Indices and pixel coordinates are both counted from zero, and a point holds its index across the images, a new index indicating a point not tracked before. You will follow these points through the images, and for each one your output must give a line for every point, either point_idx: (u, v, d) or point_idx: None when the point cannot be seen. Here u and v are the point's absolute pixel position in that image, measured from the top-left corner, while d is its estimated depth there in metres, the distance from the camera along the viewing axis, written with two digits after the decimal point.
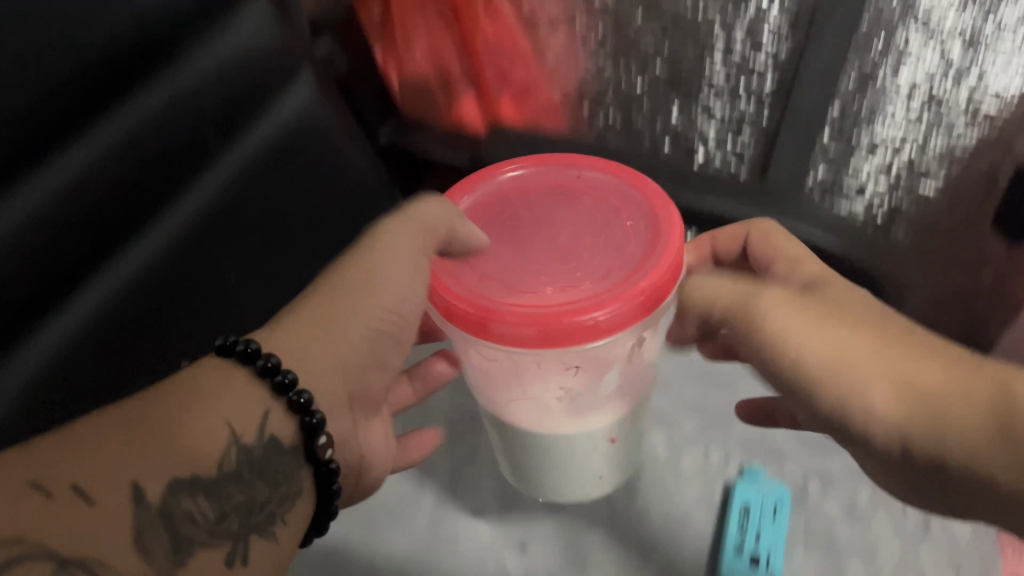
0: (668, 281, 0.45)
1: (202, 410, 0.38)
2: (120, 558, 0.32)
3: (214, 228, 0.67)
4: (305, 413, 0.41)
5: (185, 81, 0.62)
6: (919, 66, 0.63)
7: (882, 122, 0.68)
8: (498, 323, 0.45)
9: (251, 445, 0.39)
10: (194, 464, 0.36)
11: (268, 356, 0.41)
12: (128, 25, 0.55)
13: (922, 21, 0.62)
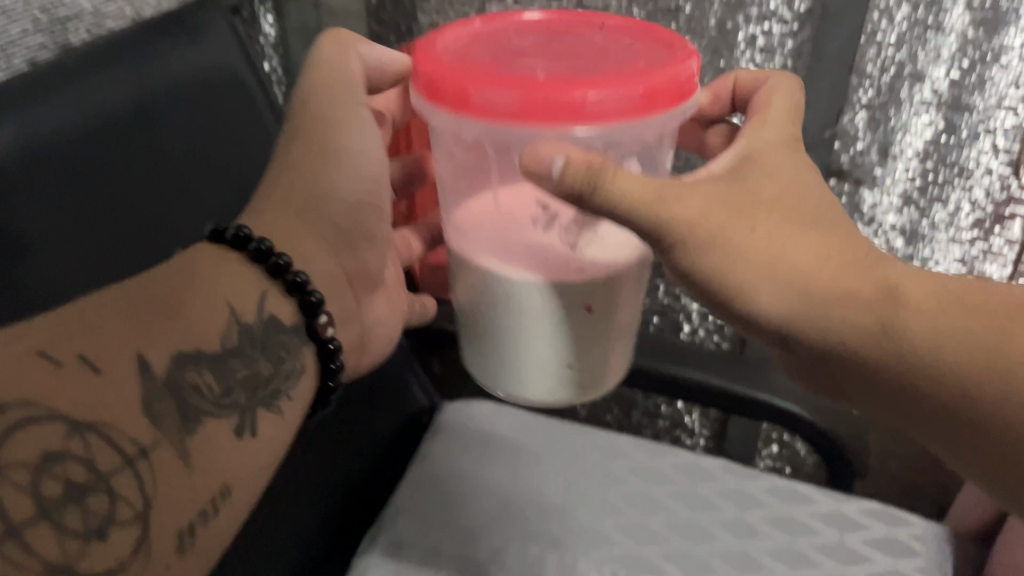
0: (678, 75, 0.38)
1: (207, 290, 0.39)
2: (129, 426, 0.33)
3: (163, 184, 0.51)
4: (306, 294, 0.43)
5: (248, 122, 0.59)
6: (906, 175, 0.66)
7: (921, 158, 0.65)
8: (472, 98, 0.37)
9: (253, 325, 0.40)
10: (198, 341, 0.37)
11: (261, 238, 0.42)
12: (137, 47, 0.51)
13: (903, 135, 0.65)
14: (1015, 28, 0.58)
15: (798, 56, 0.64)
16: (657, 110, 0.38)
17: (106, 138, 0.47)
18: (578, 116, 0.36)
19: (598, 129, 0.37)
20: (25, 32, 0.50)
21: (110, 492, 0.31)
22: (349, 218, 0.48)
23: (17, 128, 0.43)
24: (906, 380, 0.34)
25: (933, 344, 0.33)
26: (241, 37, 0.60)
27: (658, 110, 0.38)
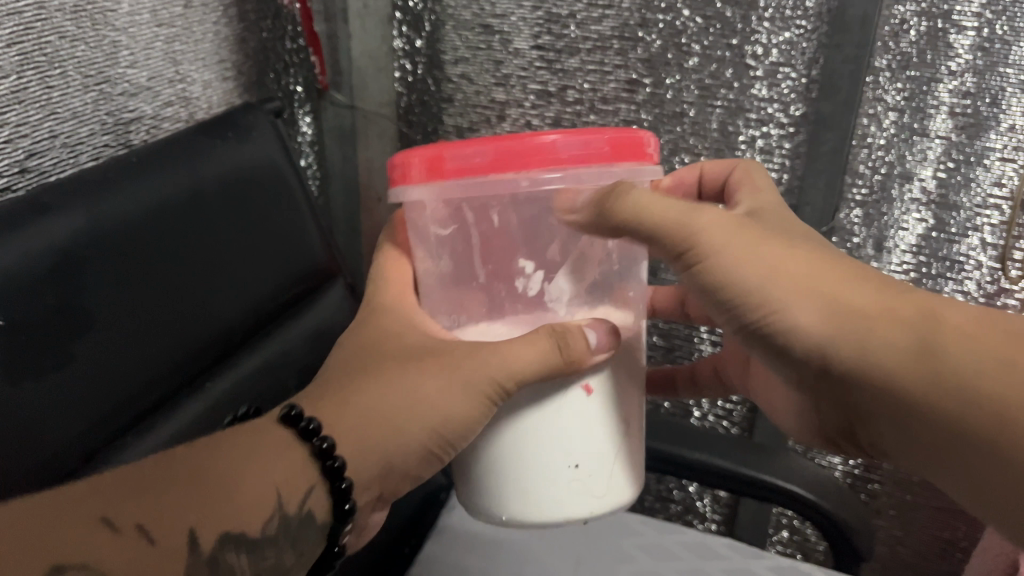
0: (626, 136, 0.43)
1: (265, 475, 0.40)
2: None
3: (211, 259, 0.56)
4: (342, 499, 0.42)
5: (285, 213, 0.64)
6: (901, 268, 0.70)
7: (913, 237, 0.68)
8: (455, 161, 0.42)
9: (292, 514, 0.41)
10: (242, 524, 0.38)
11: (325, 436, 0.41)
12: (198, 143, 0.58)
13: (897, 231, 0.69)
14: (995, 133, 0.63)
15: (795, 156, 0.69)
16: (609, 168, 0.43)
17: (158, 225, 0.52)
18: (544, 159, 0.41)
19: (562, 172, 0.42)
20: (93, 132, 0.56)
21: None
22: (436, 442, 0.44)
23: (87, 217, 0.48)
24: (930, 418, 0.35)
25: (977, 375, 0.34)
26: (282, 136, 0.66)
27: (614, 167, 0.43)
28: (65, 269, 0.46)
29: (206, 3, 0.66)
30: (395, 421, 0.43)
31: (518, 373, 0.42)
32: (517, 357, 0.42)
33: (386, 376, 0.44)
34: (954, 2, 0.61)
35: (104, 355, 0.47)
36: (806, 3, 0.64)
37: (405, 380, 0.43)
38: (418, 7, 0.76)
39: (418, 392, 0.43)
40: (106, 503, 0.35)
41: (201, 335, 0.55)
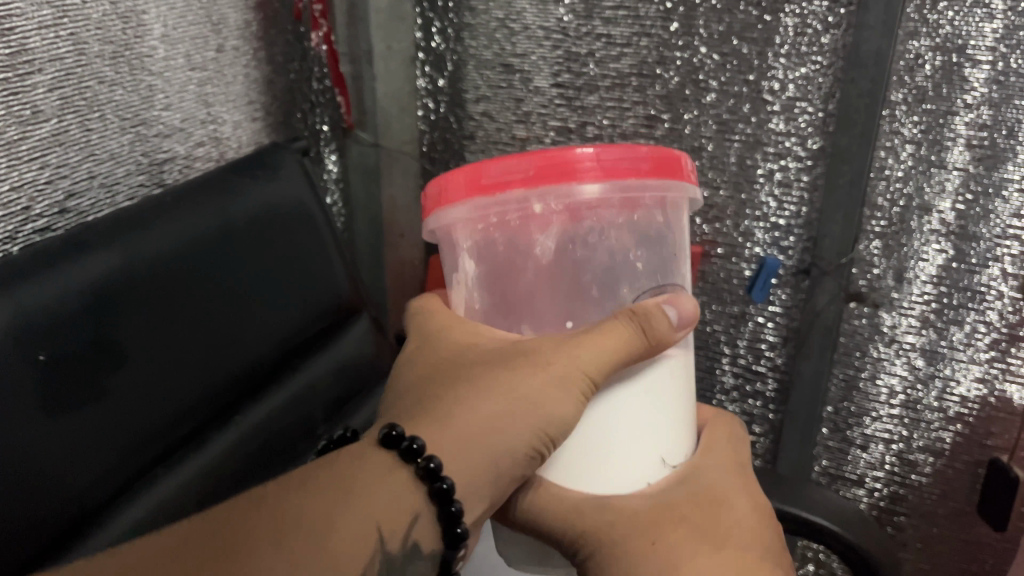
0: (631, 150, 0.43)
1: (348, 517, 0.39)
2: None
3: (234, 301, 0.57)
4: (451, 522, 0.41)
5: (313, 248, 0.65)
6: (922, 299, 0.70)
7: (931, 266, 0.68)
8: (442, 193, 0.46)
9: (395, 549, 0.40)
10: (339, 566, 0.38)
11: (428, 454, 0.41)
12: (224, 187, 0.59)
13: (917, 262, 0.69)
14: (1013, 164, 0.63)
15: (813, 189, 0.70)
16: (617, 183, 0.43)
17: (191, 260, 0.54)
18: (548, 178, 0.42)
19: (578, 187, 0.43)
20: (129, 173, 0.58)
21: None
22: (540, 446, 0.43)
23: (118, 258, 0.49)
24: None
25: None
26: (309, 174, 0.68)
27: (622, 179, 0.43)
28: (93, 308, 0.46)
29: (237, 47, 0.69)
30: (496, 428, 0.43)
31: (608, 359, 0.42)
32: (603, 345, 0.42)
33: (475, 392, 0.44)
34: (968, 37, 0.62)
35: (128, 397, 0.48)
36: (821, 40, 0.65)
37: (490, 391, 0.44)
38: (439, 48, 0.79)
39: (504, 397, 0.43)
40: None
41: (230, 369, 0.56)
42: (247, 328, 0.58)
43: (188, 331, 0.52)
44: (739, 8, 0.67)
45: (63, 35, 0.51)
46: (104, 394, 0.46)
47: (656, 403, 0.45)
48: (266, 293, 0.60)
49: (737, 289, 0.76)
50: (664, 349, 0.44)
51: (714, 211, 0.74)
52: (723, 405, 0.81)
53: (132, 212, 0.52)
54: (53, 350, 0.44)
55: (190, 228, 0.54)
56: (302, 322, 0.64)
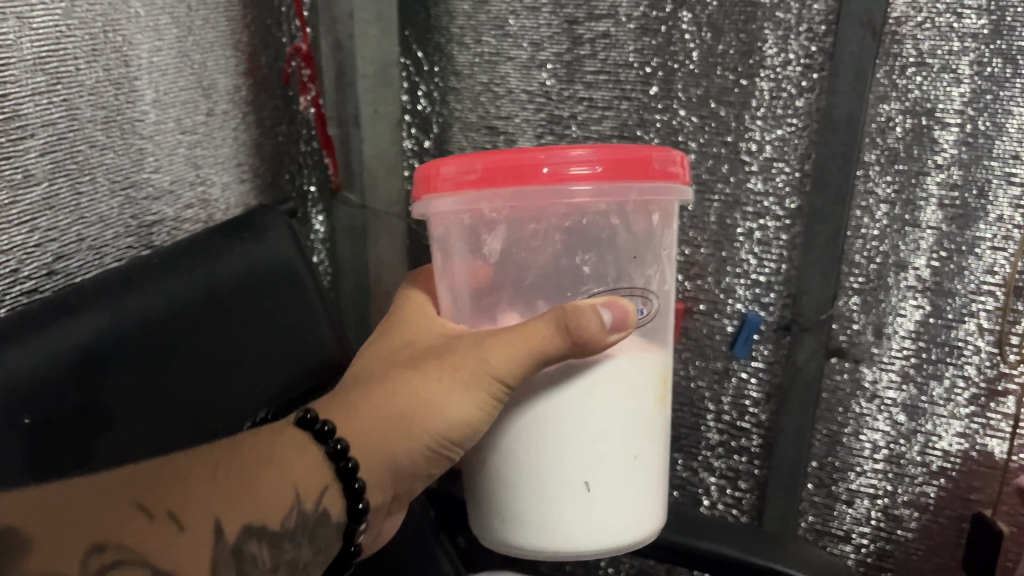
0: (653, 153, 0.45)
1: (278, 478, 0.45)
2: None
3: (216, 363, 0.57)
4: (355, 498, 0.48)
5: (300, 308, 0.66)
6: (901, 354, 0.71)
7: (908, 322, 0.70)
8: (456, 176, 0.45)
9: (309, 511, 0.46)
10: (265, 514, 0.44)
11: (338, 438, 0.47)
12: (209, 250, 0.59)
13: (895, 317, 0.70)
14: (984, 223, 0.65)
15: (792, 247, 0.71)
16: (633, 182, 0.44)
17: (180, 322, 0.54)
18: (579, 177, 0.43)
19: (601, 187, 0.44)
20: (118, 235, 0.59)
21: None
22: (438, 445, 0.48)
23: (105, 321, 0.49)
24: None
25: None
26: (297, 236, 0.69)
27: (644, 184, 0.45)
28: (77, 369, 0.46)
29: (227, 111, 0.70)
30: (400, 424, 0.48)
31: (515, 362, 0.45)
32: (511, 345, 0.45)
33: (396, 385, 0.49)
34: (937, 101, 0.64)
35: (111, 461, 0.47)
36: (796, 103, 0.68)
37: (412, 387, 0.48)
38: (427, 110, 0.81)
39: (417, 393, 0.48)
40: (57, 555, 0.36)
41: (216, 429, 0.56)
42: (231, 391, 0.58)
43: (170, 394, 0.52)
44: (716, 73, 0.70)
45: (56, 102, 0.52)
46: (84, 458, 0.46)
47: (600, 406, 0.47)
48: (249, 357, 0.60)
49: (720, 345, 0.77)
50: (593, 349, 0.44)
51: (696, 269, 0.76)
52: (709, 461, 0.81)
53: (115, 278, 0.52)
54: (37, 413, 0.44)
55: (174, 291, 0.55)
56: (288, 386, 0.64)
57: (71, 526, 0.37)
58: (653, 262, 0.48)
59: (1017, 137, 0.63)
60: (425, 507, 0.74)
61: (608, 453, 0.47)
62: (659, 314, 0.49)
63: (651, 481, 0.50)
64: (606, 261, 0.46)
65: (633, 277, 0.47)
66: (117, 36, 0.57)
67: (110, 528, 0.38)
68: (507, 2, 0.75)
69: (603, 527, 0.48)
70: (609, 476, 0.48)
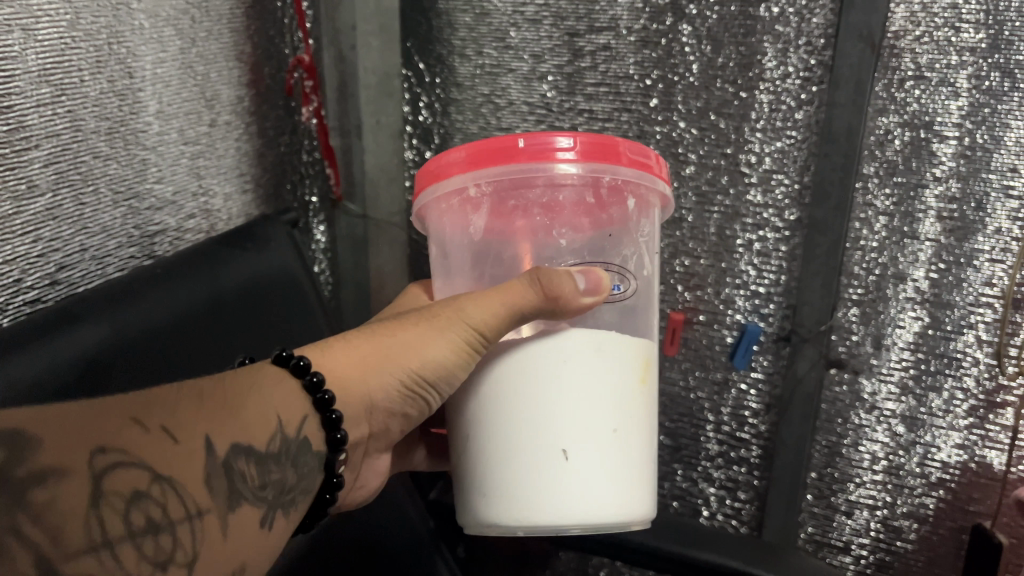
0: (624, 142, 0.46)
1: (260, 403, 0.43)
2: (195, 494, 0.38)
3: (217, 371, 0.57)
4: (332, 428, 0.47)
5: (302, 319, 0.66)
6: (900, 365, 0.71)
7: (907, 333, 0.70)
8: (445, 165, 0.47)
9: (291, 436, 0.44)
10: (251, 434, 0.42)
11: (315, 372, 0.46)
12: (208, 255, 0.60)
13: (894, 329, 0.70)
14: (982, 235, 0.66)
15: (791, 258, 0.72)
16: (606, 165, 0.45)
17: (181, 332, 0.54)
18: (552, 156, 0.44)
19: (575, 168, 0.45)
20: (120, 245, 0.59)
21: (174, 539, 0.36)
22: (413, 381, 0.49)
23: (108, 329, 0.49)
24: None
25: None
26: (299, 248, 0.69)
27: (618, 167, 0.46)
28: (80, 378, 0.47)
29: (229, 121, 0.70)
30: (378, 365, 0.49)
31: (490, 311, 0.45)
32: (490, 296, 0.46)
33: (378, 331, 0.49)
34: (935, 114, 0.65)
35: None
36: (795, 116, 0.68)
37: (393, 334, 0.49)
38: (427, 122, 0.81)
39: (399, 340, 0.49)
40: (65, 447, 0.32)
41: None
42: None
43: None
44: (716, 85, 0.70)
45: (60, 113, 0.53)
46: None
47: (569, 371, 0.46)
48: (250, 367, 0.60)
49: (719, 356, 0.77)
50: (566, 310, 0.45)
51: (695, 279, 0.76)
52: (708, 471, 0.81)
53: (115, 284, 0.52)
54: None
55: (173, 294, 0.55)
56: None
57: (70, 428, 0.33)
58: (631, 244, 0.48)
59: (1014, 150, 0.63)
60: (424, 516, 0.74)
61: (587, 423, 0.46)
62: (639, 293, 0.49)
63: (633, 460, 0.49)
64: (582, 238, 0.47)
65: (610, 254, 0.47)
66: (121, 48, 0.57)
67: (109, 433, 0.35)
68: (508, 14, 0.75)
69: (585, 504, 0.46)
70: (588, 449, 0.46)
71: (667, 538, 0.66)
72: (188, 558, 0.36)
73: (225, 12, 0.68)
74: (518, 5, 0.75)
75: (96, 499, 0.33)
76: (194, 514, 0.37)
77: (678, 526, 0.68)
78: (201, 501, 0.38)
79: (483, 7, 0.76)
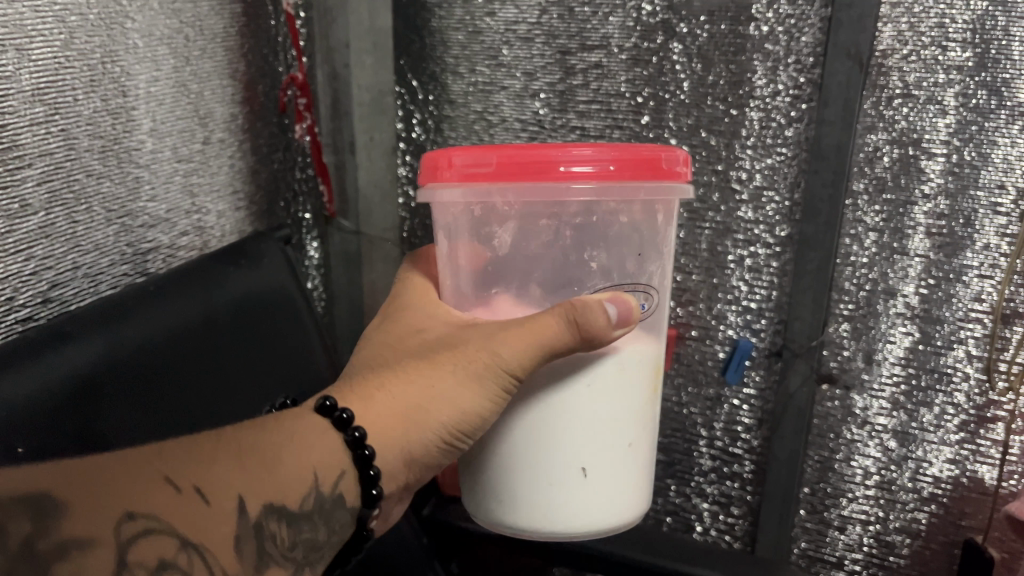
0: (661, 154, 0.45)
1: (294, 459, 0.45)
2: (222, 556, 0.40)
3: (211, 389, 0.57)
4: (370, 484, 0.47)
5: (294, 335, 0.66)
6: (892, 381, 0.71)
7: (898, 348, 0.70)
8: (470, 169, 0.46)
9: (324, 492, 0.46)
10: (282, 493, 0.44)
11: (357, 426, 0.46)
12: (208, 279, 0.60)
13: (885, 344, 0.71)
14: (971, 251, 0.66)
15: (782, 274, 0.72)
16: (642, 181, 0.45)
17: (177, 351, 0.54)
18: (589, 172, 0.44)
19: (612, 184, 0.44)
20: (113, 263, 0.59)
21: None
22: (444, 428, 0.48)
23: (102, 347, 0.49)
24: None
25: None
26: (293, 266, 0.69)
27: (653, 182, 0.45)
28: (72, 398, 0.47)
29: (223, 139, 0.71)
30: (410, 413, 0.48)
31: (524, 353, 0.45)
32: (519, 335, 0.45)
33: (410, 374, 0.49)
34: (923, 131, 0.65)
35: None
36: (785, 133, 0.69)
37: (428, 383, 0.48)
38: (421, 139, 0.80)
39: (431, 385, 0.48)
40: (95, 518, 0.36)
41: None
42: (225, 417, 0.58)
43: (165, 421, 0.52)
44: (707, 102, 0.71)
45: (53, 132, 0.53)
46: None
47: (591, 397, 0.47)
48: (244, 384, 0.60)
49: (712, 371, 0.77)
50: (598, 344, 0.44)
51: (687, 295, 0.76)
52: (701, 486, 0.81)
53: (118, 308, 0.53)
54: (33, 442, 0.44)
55: (179, 323, 0.55)
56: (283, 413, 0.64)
57: (102, 496, 0.37)
58: (656, 258, 0.48)
59: (1002, 168, 0.64)
60: (416, 533, 0.74)
61: (607, 441, 0.48)
62: (661, 310, 0.49)
63: (644, 469, 0.51)
64: (609, 256, 0.47)
65: (637, 273, 0.48)
66: (115, 67, 0.58)
67: (141, 498, 0.38)
68: (501, 32, 0.76)
69: (600, 513, 0.49)
70: (605, 465, 0.48)
71: (661, 554, 0.66)
72: None
73: (220, 30, 0.69)
74: (510, 24, 0.75)
75: (121, 565, 0.36)
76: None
77: (669, 543, 0.68)
78: (228, 563, 0.41)
79: (476, 25, 0.76)
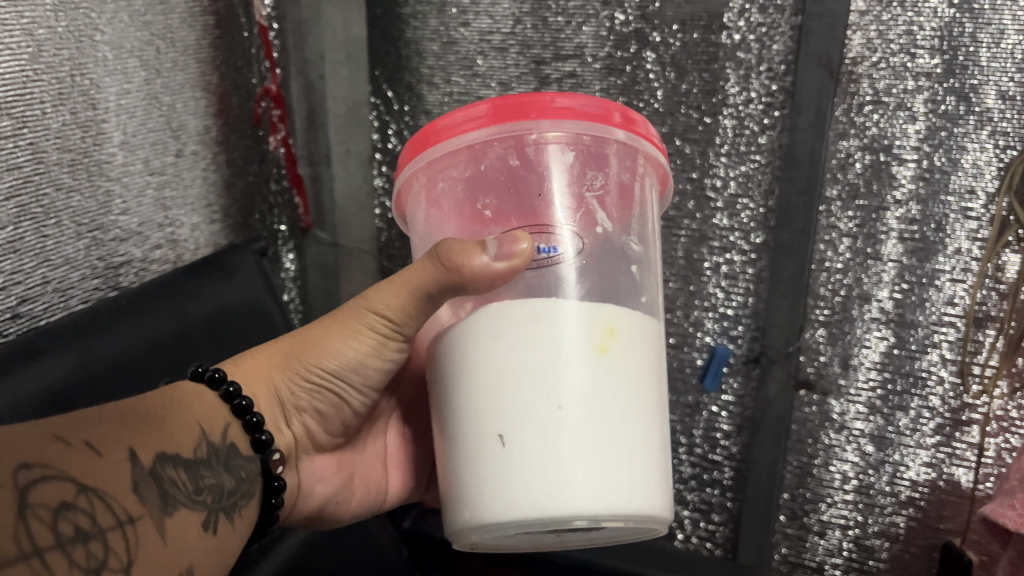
0: (586, 102, 0.42)
1: (182, 416, 0.44)
2: (127, 501, 0.38)
3: None
4: (256, 430, 0.47)
5: None
6: (868, 386, 0.72)
7: (874, 352, 0.71)
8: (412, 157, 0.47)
9: (218, 443, 0.45)
10: (177, 445, 0.42)
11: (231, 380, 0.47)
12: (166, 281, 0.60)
13: (860, 349, 0.71)
14: (943, 256, 0.67)
15: (758, 281, 0.72)
16: (562, 125, 0.42)
17: (149, 366, 0.54)
18: (529, 114, 0.42)
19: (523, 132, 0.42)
20: (84, 277, 0.58)
21: (107, 545, 0.36)
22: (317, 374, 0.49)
23: (72, 364, 0.49)
24: None
25: None
26: (267, 275, 0.69)
27: (578, 126, 0.42)
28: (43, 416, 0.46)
29: (196, 152, 0.70)
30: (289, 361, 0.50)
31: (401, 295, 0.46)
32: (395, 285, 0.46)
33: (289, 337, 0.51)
34: (893, 138, 0.66)
35: None
36: (758, 140, 0.69)
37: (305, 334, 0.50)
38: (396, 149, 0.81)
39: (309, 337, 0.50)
40: None
41: None
42: None
43: None
44: (680, 111, 0.71)
45: (22, 146, 0.52)
46: None
47: (504, 343, 0.41)
48: None
49: (690, 378, 0.77)
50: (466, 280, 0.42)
51: (664, 303, 0.76)
52: (682, 494, 0.81)
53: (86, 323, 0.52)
54: None
55: (151, 338, 0.55)
56: None
57: None
58: (571, 200, 0.43)
59: (971, 172, 0.64)
60: (398, 547, 0.73)
61: (526, 400, 0.40)
62: (589, 255, 0.42)
63: (597, 440, 0.40)
64: (515, 200, 0.43)
65: (541, 215, 0.42)
66: (84, 80, 0.57)
67: (31, 448, 0.35)
68: (475, 42, 0.76)
69: (534, 495, 0.39)
70: (529, 428, 0.40)
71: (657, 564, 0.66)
72: (123, 563, 0.36)
73: (192, 43, 0.68)
74: (485, 34, 0.75)
75: (22, 507, 0.33)
76: (126, 520, 0.37)
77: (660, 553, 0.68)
78: (132, 508, 0.38)
79: (450, 36, 0.76)
